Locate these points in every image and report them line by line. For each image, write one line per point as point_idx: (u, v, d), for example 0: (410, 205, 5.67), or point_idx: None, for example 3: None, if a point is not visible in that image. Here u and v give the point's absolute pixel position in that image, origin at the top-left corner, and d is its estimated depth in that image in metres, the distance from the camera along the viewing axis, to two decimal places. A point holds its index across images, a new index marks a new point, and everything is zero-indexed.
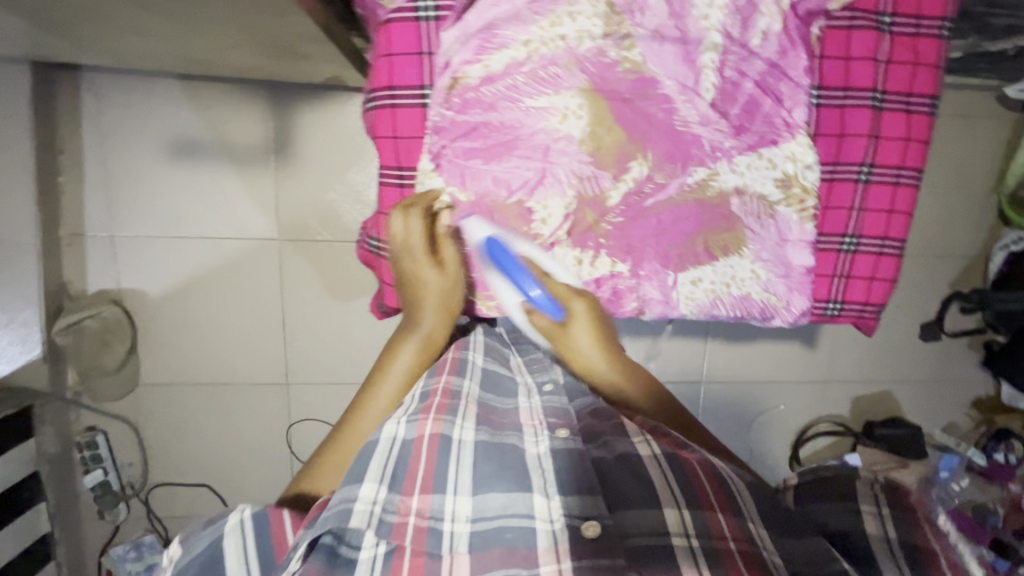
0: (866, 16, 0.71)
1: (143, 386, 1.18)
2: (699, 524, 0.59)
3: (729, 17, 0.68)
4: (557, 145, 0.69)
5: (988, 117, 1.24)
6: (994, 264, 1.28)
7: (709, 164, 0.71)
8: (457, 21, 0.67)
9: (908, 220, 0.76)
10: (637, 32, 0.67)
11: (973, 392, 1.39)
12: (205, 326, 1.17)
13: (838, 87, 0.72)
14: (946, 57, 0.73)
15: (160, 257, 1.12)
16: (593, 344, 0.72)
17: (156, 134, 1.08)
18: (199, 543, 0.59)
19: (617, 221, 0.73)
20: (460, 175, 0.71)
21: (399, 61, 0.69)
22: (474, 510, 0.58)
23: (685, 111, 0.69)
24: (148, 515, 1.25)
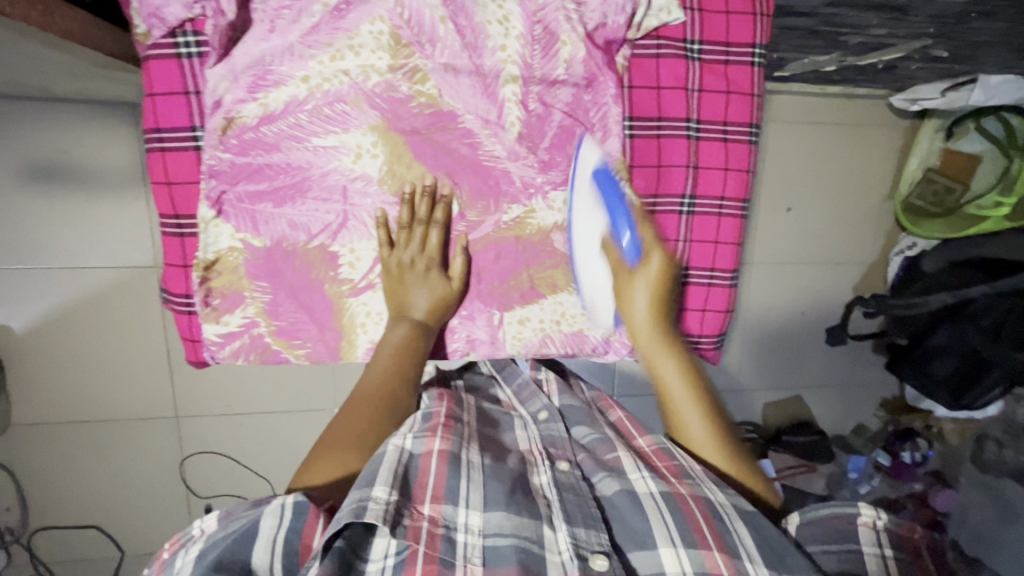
0: (672, 44, 0.76)
1: (14, 427, 1.10)
2: (697, 560, 0.60)
3: (527, 47, 0.72)
4: (354, 185, 0.74)
5: (879, 126, 1.27)
6: (892, 269, 1.31)
7: (523, 201, 0.77)
8: (221, 57, 0.68)
9: (734, 251, 0.83)
10: (428, 64, 0.72)
11: (879, 393, 1.42)
12: (81, 360, 1.10)
13: (652, 117, 0.78)
14: (759, 85, 0.79)
15: (28, 290, 1.05)
16: (651, 300, 0.73)
17: (9, 159, 1.01)
18: (237, 522, 0.56)
19: None
20: (251, 220, 0.74)
21: (163, 101, 0.69)
22: (485, 525, 0.62)
23: (491, 145, 0.75)
24: (32, 560, 1.17)
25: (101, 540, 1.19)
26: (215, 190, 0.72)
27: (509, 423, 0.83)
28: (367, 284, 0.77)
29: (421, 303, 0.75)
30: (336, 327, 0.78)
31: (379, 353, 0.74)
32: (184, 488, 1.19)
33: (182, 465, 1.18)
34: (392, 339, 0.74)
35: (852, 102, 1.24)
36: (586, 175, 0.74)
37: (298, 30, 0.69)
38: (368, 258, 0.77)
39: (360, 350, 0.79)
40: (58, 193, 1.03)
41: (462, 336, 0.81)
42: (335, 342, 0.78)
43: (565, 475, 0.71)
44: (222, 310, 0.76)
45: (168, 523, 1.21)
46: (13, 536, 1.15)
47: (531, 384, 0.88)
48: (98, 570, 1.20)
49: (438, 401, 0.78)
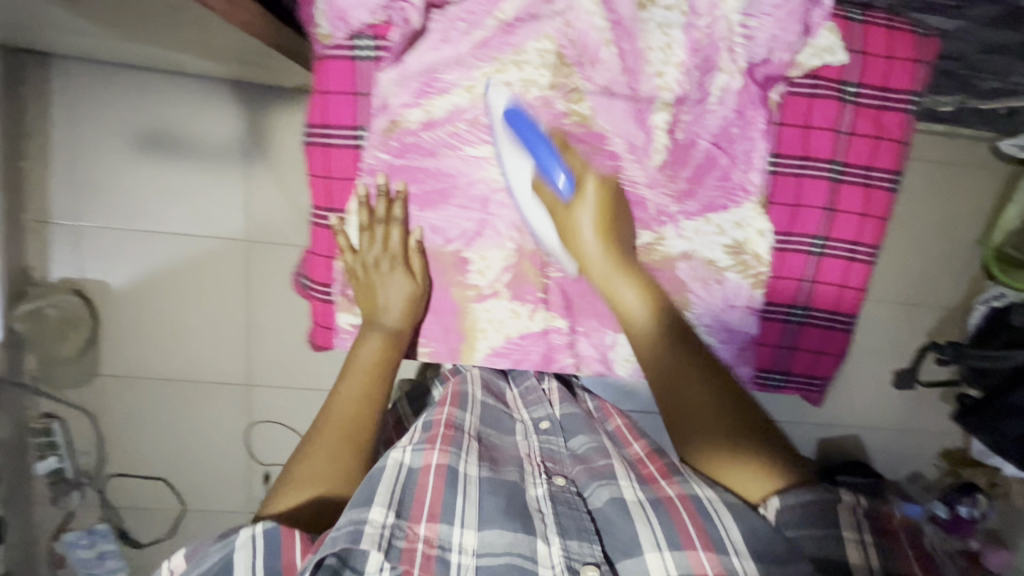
0: (829, 86, 0.76)
1: (101, 376, 1.17)
2: (681, 561, 0.58)
3: (684, 75, 0.75)
4: (495, 197, 0.79)
5: (977, 168, 1.23)
6: (974, 318, 1.25)
7: (654, 228, 0.77)
8: (396, 62, 0.75)
9: (859, 298, 0.81)
10: (586, 85, 0.75)
11: (942, 443, 1.38)
12: (168, 321, 1.16)
13: (795, 155, 0.77)
14: (910, 135, 0.78)
15: (129, 250, 1.11)
16: (596, 227, 0.72)
17: (128, 125, 1.07)
18: (210, 557, 0.60)
19: (558, 276, 0.81)
20: (396, 218, 0.79)
21: (334, 100, 0.77)
22: (479, 543, 0.61)
23: (634, 171, 0.77)
24: (102, 504, 1.23)
25: (166, 492, 1.25)
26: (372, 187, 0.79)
27: (509, 426, 0.80)
28: (493, 291, 0.81)
29: (394, 311, 0.78)
30: (459, 331, 0.81)
31: (352, 370, 0.76)
32: (246, 454, 1.24)
33: (248, 431, 1.23)
34: (365, 353, 0.76)
35: (951, 142, 1.22)
36: (498, 119, 0.74)
37: (470, 41, 0.75)
38: (499, 267, 0.80)
39: (479, 353, 0.82)
40: (166, 160, 1.09)
41: (572, 352, 0.83)
42: (456, 343, 0.82)
43: (561, 490, 0.69)
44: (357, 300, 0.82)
45: (227, 487, 1.25)
46: (89, 478, 1.22)
47: (538, 388, 0.85)
48: (158, 521, 1.26)
49: (439, 407, 0.76)
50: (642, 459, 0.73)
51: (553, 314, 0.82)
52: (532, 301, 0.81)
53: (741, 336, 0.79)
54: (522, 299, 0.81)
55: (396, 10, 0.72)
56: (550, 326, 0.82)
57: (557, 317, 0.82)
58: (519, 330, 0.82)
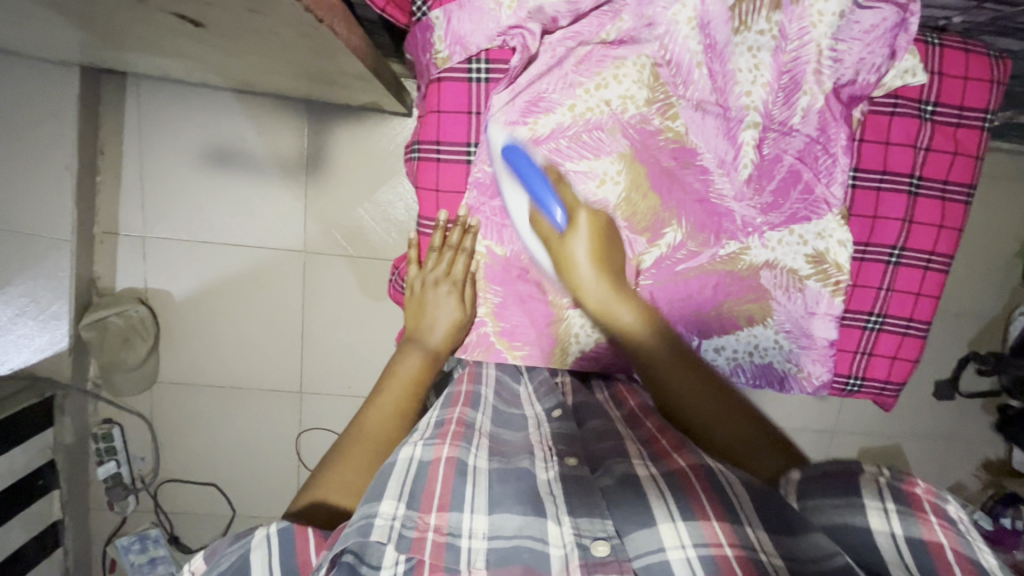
0: (908, 104, 0.72)
1: (160, 384, 1.21)
2: (696, 533, 0.47)
3: (771, 95, 0.67)
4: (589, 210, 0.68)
5: (1016, 181, 1.25)
6: (1014, 327, 1.25)
7: (741, 239, 0.69)
8: (508, 83, 0.67)
9: (935, 305, 0.76)
10: (681, 103, 0.67)
11: (982, 453, 1.38)
12: (225, 330, 1.20)
13: (877, 170, 0.72)
14: (985, 148, 0.74)
15: (191, 260, 1.16)
16: (591, 256, 0.63)
17: (194, 141, 1.12)
18: (228, 557, 0.51)
19: (649, 285, 0.68)
20: (496, 230, 0.74)
21: (447, 118, 0.73)
22: (491, 527, 0.50)
23: (721, 185, 0.69)
24: (156, 509, 1.26)
25: (217, 498, 1.27)
26: (476, 202, 0.74)
27: (521, 423, 0.68)
28: None
29: (438, 327, 0.74)
30: (552, 336, 0.76)
31: (391, 384, 0.70)
32: (296, 460, 1.26)
33: (298, 439, 1.26)
34: (406, 369, 0.72)
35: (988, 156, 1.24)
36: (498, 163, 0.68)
37: (573, 57, 0.68)
38: None
39: (570, 357, 0.77)
40: (229, 175, 1.13)
41: None
42: (549, 348, 0.77)
43: (574, 469, 0.57)
44: None
45: (276, 492, 1.28)
46: (144, 484, 1.25)
47: (551, 379, 0.75)
48: (209, 525, 1.28)
49: (451, 404, 0.66)
50: (654, 435, 0.61)
51: None
52: None
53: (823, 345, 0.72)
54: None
55: (513, 36, 0.68)
56: None
57: None
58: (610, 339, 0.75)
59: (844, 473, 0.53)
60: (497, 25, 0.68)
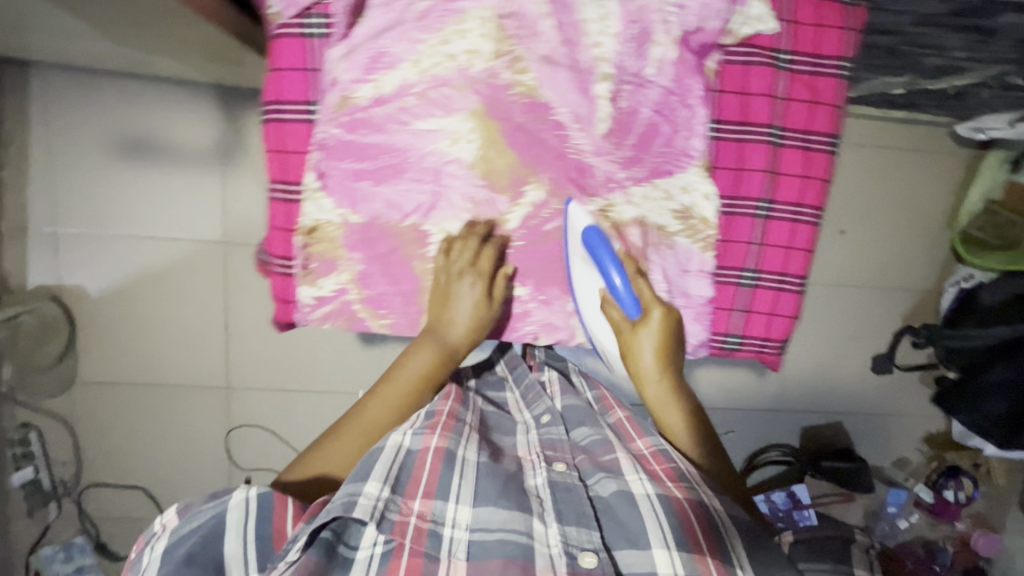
0: (763, 53, 0.76)
1: (80, 384, 1.17)
2: (689, 565, 0.58)
3: (623, 45, 0.73)
4: (447, 168, 0.77)
5: (942, 153, 1.25)
6: (946, 299, 1.27)
7: (602, 195, 0.78)
8: (344, 37, 0.72)
9: (806, 258, 0.80)
10: (528, 56, 0.73)
11: (926, 428, 1.38)
12: (145, 327, 1.16)
13: (735, 122, 0.77)
14: (846, 97, 0.78)
15: (105, 255, 1.12)
16: (657, 352, 0.73)
17: (105, 132, 1.09)
18: (202, 516, 0.60)
19: (519, 245, 0.80)
20: (350, 197, 0.77)
21: (287, 76, 0.73)
22: (473, 519, 0.62)
23: (578, 139, 0.76)
24: (80, 515, 1.22)
25: (144, 502, 1.23)
26: (323, 163, 0.75)
27: (510, 427, 0.81)
28: None
29: (458, 327, 0.77)
30: (420, 303, 0.80)
31: (404, 377, 0.75)
32: (226, 459, 1.23)
33: (227, 436, 1.22)
34: (418, 364, 0.76)
35: (914, 127, 1.24)
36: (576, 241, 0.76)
37: (412, 13, 0.72)
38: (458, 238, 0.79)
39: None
40: (145, 166, 1.10)
41: (532, 322, 0.83)
42: (416, 315, 0.81)
43: (561, 476, 0.69)
44: (318, 273, 0.79)
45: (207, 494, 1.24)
46: (65, 489, 1.20)
47: (537, 385, 0.87)
48: (136, 532, 1.23)
49: (444, 399, 0.76)
50: (646, 455, 0.72)
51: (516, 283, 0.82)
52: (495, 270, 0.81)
53: (698, 302, 0.79)
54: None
55: None
56: (514, 295, 0.82)
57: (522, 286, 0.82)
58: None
59: None
60: None
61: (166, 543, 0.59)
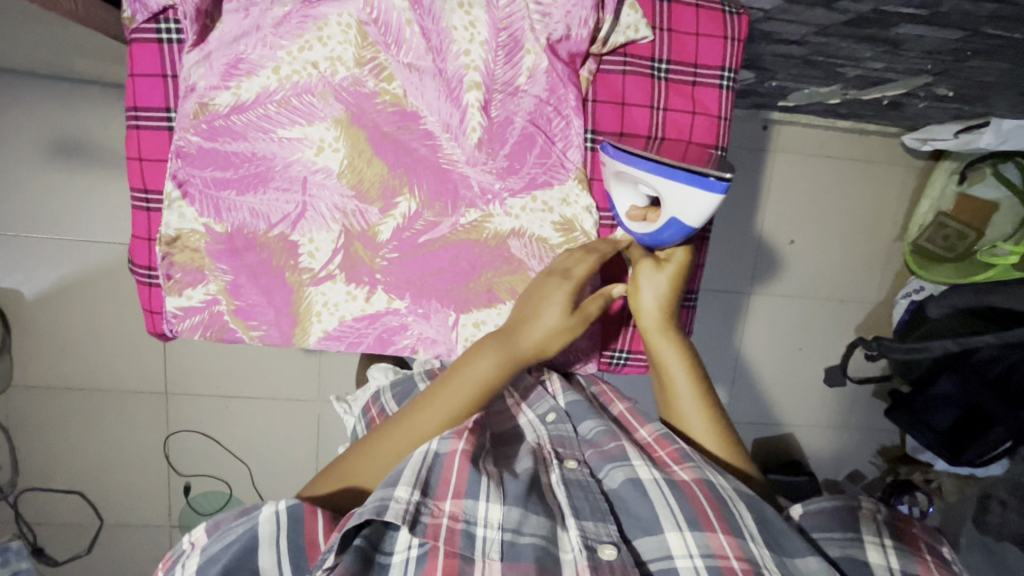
0: (639, 63, 0.73)
1: (14, 387, 1.15)
2: (702, 542, 0.55)
3: (491, 53, 0.69)
4: (315, 177, 0.70)
5: (894, 164, 1.23)
6: (897, 311, 1.25)
7: (481, 206, 0.72)
8: (196, 43, 0.65)
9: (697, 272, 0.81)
10: (393, 64, 0.68)
11: (878, 441, 1.37)
12: (80, 330, 1.15)
13: (615, 132, 0.74)
14: (729, 108, 0.74)
15: (40, 256, 1.11)
16: (662, 293, 0.68)
17: (37, 133, 1.07)
18: (233, 533, 0.53)
19: (392, 257, 0.73)
20: (214, 207, 0.70)
21: (142, 81, 0.68)
22: (507, 517, 0.55)
23: (451, 150, 0.71)
24: (17, 520, 1.20)
25: (82, 506, 1.22)
26: (181, 172, 0.69)
27: (516, 432, 0.72)
28: (329, 274, 0.73)
29: (536, 333, 0.66)
30: (292, 316, 0.73)
31: (458, 384, 0.64)
32: (166, 464, 1.22)
33: (166, 441, 1.21)
34: (478, 370, 0.64)
35: (864, 137, 1.22)
36: (685, 204, 0.64)
37: (269, 19, 0.66)
38: (328, 250, 0.72)
39: (313, 339, 0.74)
40: (80, 169, 1.09)
41: (409, 335, 0.75)
42: (289, 328, 0.74)
43: (573, 473, 0.64)
44: (184, 283, 0.72)
45: (148, 498, 1.24)
46: (2, 494, 1.19)
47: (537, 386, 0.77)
48: (76, 536, 1.23)
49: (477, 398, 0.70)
50: (650, 444, 0.68)
51: (391, 296, 0.74)
52: (368, 283, 0.73)
53: None
54: (359, 281, 0.73)
55: None
56: (390, 309, 0.74)
57: (397, 299, 0.74)
58: (355, 315, 0.74)
59: (849, 508, 0.63)
60: None
61: (199, 561, 0.52)
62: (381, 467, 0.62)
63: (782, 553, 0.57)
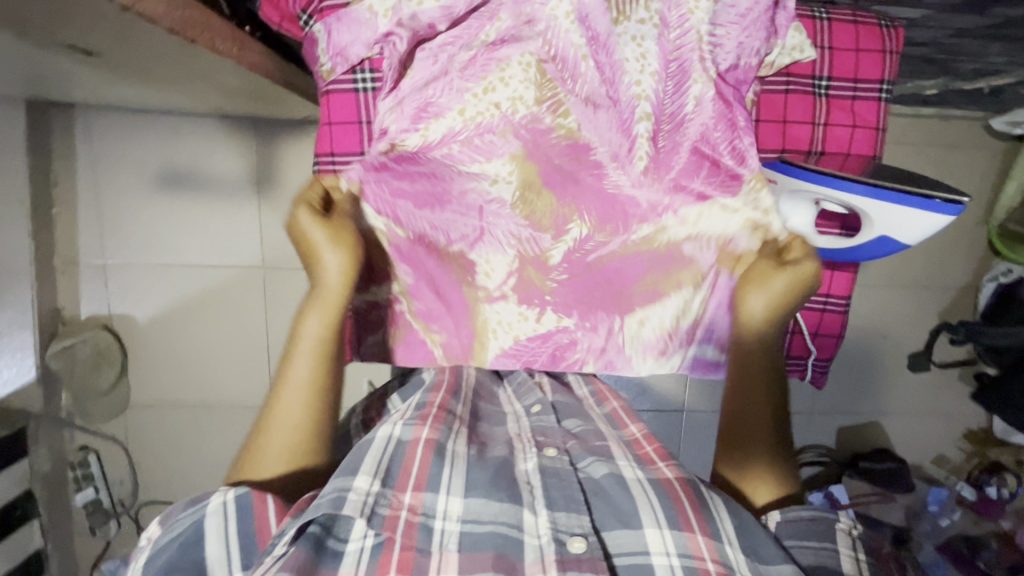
0: (801, 81, 0.76)
1: (133, 407, 1.22)
2: (681, 542, 0.58)
3: (661, 83, 0.68)
4: (489, 207, 0.75)
5: (979, 148, 1.22)
6: (983, 295, 1.26)
7: (653, 219, 0.74)
8: (391, 89, 0.70)
9: (851, 278, 0.84)
10: (569, 99, 0.69)
11: (963, 424, 1.38)
12: (190, 351, 1.20)
13: (774, 150, 0.77)
14: (887, 119, 0.77)
15: (151, 284, 1.17)
16: (774, 296, 0.73)
17: (146, 164, 1.12)
18: (180, 525, 0.58)
19: (561, 278, 0.78)
20: (392, 214, 0.74)
21: (339, 129, 0.78)
22: (465, 510, 0.59)
23: (617, 176, 0.72)
24: (139, 532, 1.27)
25: None
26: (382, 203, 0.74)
27: (500, 418, 0.75)
28: (502, 292, 0.79)
29: (332, 261, 0.69)
30: (471, 328, 0.80)
31: (299, 348, 0.68)
32: None
33: None
34: (309, 330, 0.69)
35: (948, 123, 1.21)
36: (907, 223, 0.68)
37: (457, 63, 0.68)
38: (503, 272, 0.78)
39: (489, 354, 0.81)
40: (186, 197, 1.14)
41: (577, 348, 0.81)
42: (469, 341, 0.80)
43: (551, 460, 0.66)
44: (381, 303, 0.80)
45: None
46: (124, 508, 1.26)
47: (529, 380, 0.81)
48: None
49: (433, 392, 0.72)
50: (638, 441, 0.72)
51: (560, 315, 0.80)
52: (538, 304, 0.79)
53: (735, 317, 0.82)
54: (530, 303, 0.79)
55: (386, 45, 0.68)
56: (559, 326, 0.80)
57: (564, 317, 0.80)
58: (529, 334, 0.80)
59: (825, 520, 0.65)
60: (375, 33, 0.68)
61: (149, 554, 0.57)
62: (275, 447, 0.65)
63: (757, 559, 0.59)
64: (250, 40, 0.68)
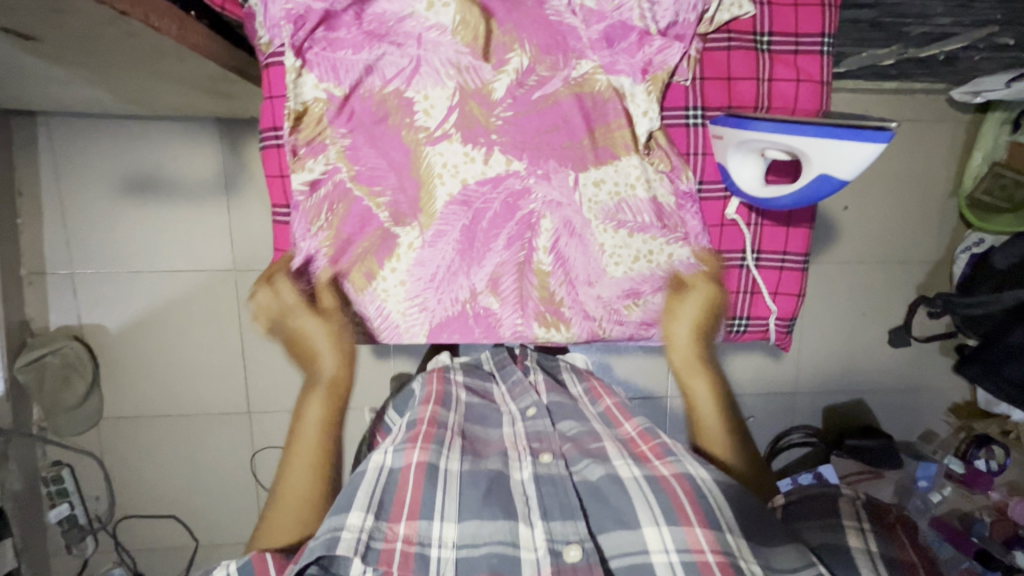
0: (742, 37, 0.79)
1: (107, 419, 1.19)
2: (678, 538, 0.57)
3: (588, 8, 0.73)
4: (430, 35, 0.72)
5: (941, 120, 1.24)
6: (958, 266, 1.27)
7: (591, 56, 0.76)
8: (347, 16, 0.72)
9: (806, 232, 0.85)
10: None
11: (948, 397, 1.38)
12: (164, 357, 1.18)
13: (720, 106, 0.80)
14: (830, 72, 0.80)
15: (121, 292, 1.15)
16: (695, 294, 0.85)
17: (112, 170, 1.11)
18: None
19: (506, 115, 0.75)
20: (332, 70, 0.73)
21: (278, 102, 0.76)
22: (460, 536, 0.60)
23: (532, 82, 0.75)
24: (117, 548, 1.25)
25: (179, 530, 1.26)
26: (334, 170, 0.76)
27: (496, 420, 0.82)
28: (444, 132, 0.75)
29: (328, 361, 0.86)
30: (415, 177, 0.76)
31: (306, 433, 0.87)
32: (254, 481, 1.26)
33: (253, 458, 1.25)
34: (313, 413, 0.88)
35: (911, 96, 1.22)
36: (849, 163, 0.66)
37: None
38: (444, 107, 0.74)
39: (438, 205, 0.77)
40: (154, 201, 1.13)
41: (531, 197, 0.78)
42: (415, 193, 0.77)
43: (546, 467, 0.69)
44: (322, 200, 0.76)
45: (240, 516, 1.27)
46: (101, 524, 1.23)
47: (524, 380, 0.89)
48: (175, 558, 1.27)
49: (422, 406, 0.76)
50: (635, 438, 0.73)
51: (509, 157, 0.77)
52: (485, 145, 0.76)
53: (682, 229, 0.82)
54: (475, 143, 0.76)
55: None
56: (509, 171, 0.77)
57: (514, 161, 0.77)
58: (477, 178, 0.77)
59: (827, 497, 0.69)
60: None
61: None
62: (287, 521, 0.76)
63: (759, 539, 0.59)
64: (192, 19, 0.69)
